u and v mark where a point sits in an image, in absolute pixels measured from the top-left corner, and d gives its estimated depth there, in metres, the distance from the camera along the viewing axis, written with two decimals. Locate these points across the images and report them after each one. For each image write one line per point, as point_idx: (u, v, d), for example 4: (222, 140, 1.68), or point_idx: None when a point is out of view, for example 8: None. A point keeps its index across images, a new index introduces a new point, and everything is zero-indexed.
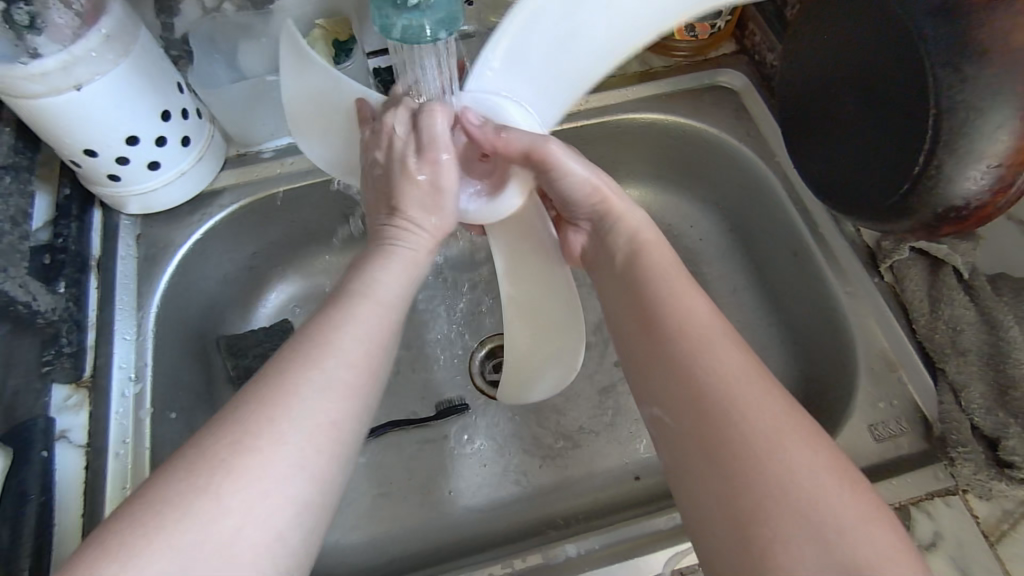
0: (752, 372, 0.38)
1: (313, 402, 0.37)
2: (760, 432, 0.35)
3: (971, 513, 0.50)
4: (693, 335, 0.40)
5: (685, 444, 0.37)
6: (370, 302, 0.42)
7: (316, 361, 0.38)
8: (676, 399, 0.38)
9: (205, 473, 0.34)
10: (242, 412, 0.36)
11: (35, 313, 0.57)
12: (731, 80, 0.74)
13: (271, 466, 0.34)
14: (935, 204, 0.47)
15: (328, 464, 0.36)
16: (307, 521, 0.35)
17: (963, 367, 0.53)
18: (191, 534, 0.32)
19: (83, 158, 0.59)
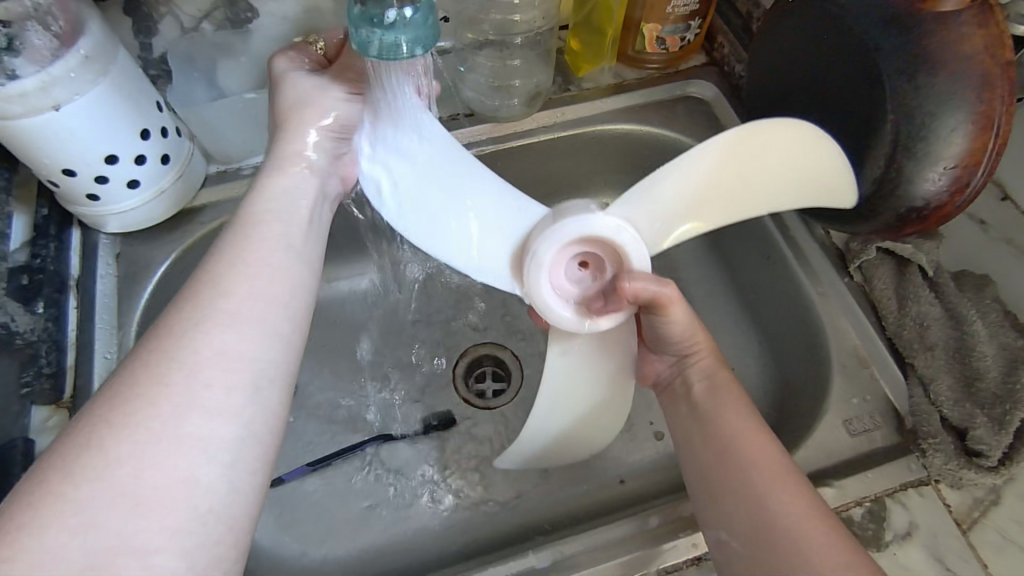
0: (821, 512, 0.42)
1: (223, 333, 0.40)
2: (824, 570, 0.39)
3: (944, 502, 0.52)
4: (763, 473, 0.44)
5: (752, 571, 0.42)
6: (265, 239, 0.46)
7: (215, 302, 0.41)
8: (747, 531, 0.43)
9: (117, 426, 0.35)
10: (144, 362, 0.38)
11: (14, 334, 0.57)
12: (701, 91, 0.76)
13: (185, 408, 0.37)
14: (898, 204, 0.49)
15: (246, 399, 0.39)
16: (232, 458, 0.37)
17: (931, 361, 0.56)
18: (109, 484, 0.33)
19: (62, 177, 0.59)
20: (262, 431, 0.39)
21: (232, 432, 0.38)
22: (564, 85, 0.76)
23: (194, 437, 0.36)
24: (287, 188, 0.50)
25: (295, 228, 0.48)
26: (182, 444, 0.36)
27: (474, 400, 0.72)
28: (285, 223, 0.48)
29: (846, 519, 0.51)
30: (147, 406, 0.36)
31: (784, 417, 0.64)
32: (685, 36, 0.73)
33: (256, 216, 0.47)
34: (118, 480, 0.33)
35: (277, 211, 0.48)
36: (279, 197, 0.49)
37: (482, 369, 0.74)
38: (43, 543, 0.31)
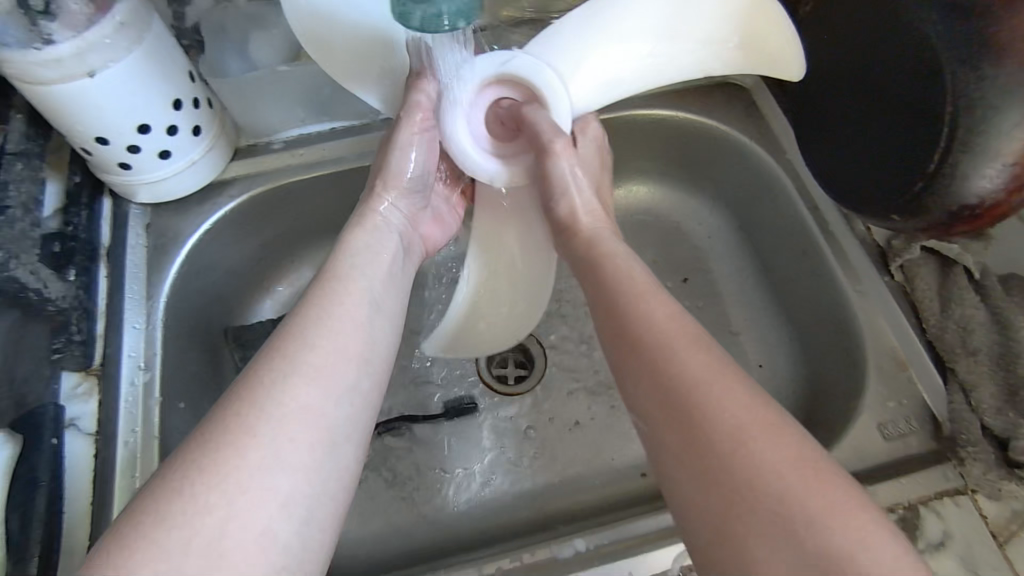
0: (719, 366, 0.36)
1: (307, 389, 0.40)
2: (728, 432, 0.33)
3: (979, 513, 0.50)
4: (660, 339, 0.38)
5: (666, 442, 0.35)
6: (352, 292, 0.46)
7: (346, 365, 0.42)
8: (646, 402, 0.37)
9: (218, 466, 0.36)
10: (266, 405, 0.39)
11: (46, 300, 0.56)
12: (742, 77, 0.74)
13: (276, 461, 0.37)
14: (950, 203, 0.46)
15: (337, 474, 0.39)
16: (312, 528, 0.37)
17: (973, 367, 0.53)
18: (202, 527, 0.34)
19: (95, 145, 0.59)
20: (332, 492, 0.39)
21: (307, 488, 0.38)
22: None
23: (270, 492, 0.36)
24: (370, 240, 0.51)
25: (374, 278, 0.48)
26: (258, 496, 0.36)
27: (496, 385, 0.71)
28: (369, 273, 0.48)
29: None
30: (226, 461, 0.36)
31: (814, 417, 0.62)
32: None
33: (348, 265, 0.48)
34: (211, 523, 0.34)
35: (352, 258, 0.49)
36: (360, 249, 0.50)
37: (505, 354, 0.73)
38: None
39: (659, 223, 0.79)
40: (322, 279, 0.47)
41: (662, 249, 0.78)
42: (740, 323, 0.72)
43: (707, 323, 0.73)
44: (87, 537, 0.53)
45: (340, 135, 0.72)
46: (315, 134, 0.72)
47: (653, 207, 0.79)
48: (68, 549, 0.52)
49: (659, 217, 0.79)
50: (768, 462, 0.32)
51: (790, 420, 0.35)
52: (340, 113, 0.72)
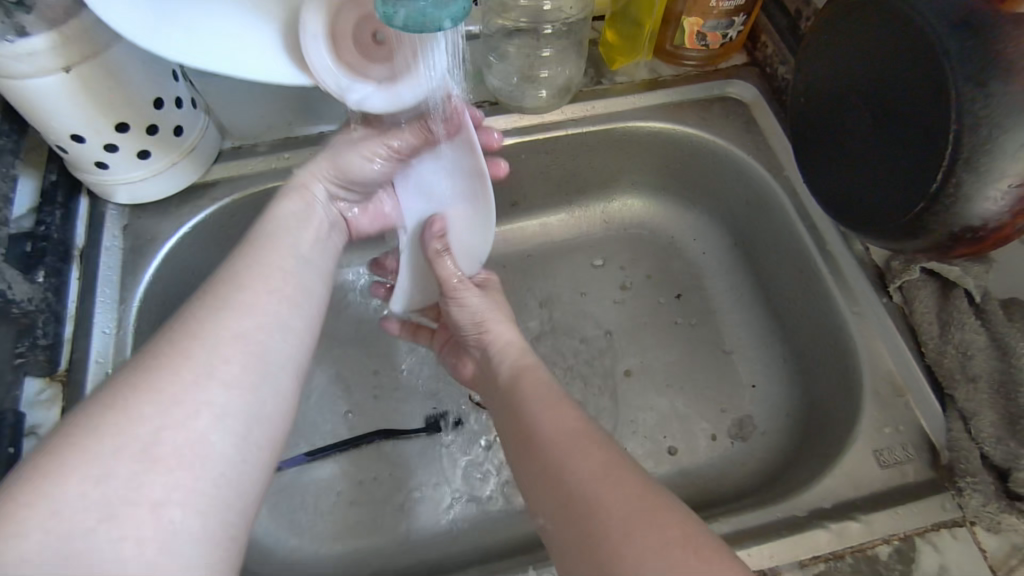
0: (609, 463, 0.40)
1: (241, 319, 0.42)
2: (613, 522, 0.36)
3: (978, 547, 0.48)
4: (560, 445, 0.42)
5: (569, 550, 0.37)
6: (281, 247, 0.48)
7: (272, 301, 0.44)
8: (549, 508, 0.40)
9: (143, 386, 0.37)
10: (194, 331, 0.40)
11: (10, 302, 0.54)
12: (739, 92, 0.73)
13: (209, 380, 0.38)
14: (952, 223, 0.45)
15: (265, 400, 0.40)
16: (243, 448, 0.38)
17: (972, 394, 0.51)
18: (129, 438, 0.34)
19: (70, 143, 0.57)
20: (268, 415, 0.40)
21: (243, 408, 0.39)
22: (596, 78, 0.73)
23: (205, 405, 0.37)
24: (298, 213, 0.53)
25: (305, 242, 0.51)
26: (193, 408, 0.37)
27: (481, 399, 0.69)
28: (297, 239, 0.51)
29: (871, 557, 0.48)
30: (159, 380, 0.37)
31: (808, 441, 0.60)
32: (728, 33, 0.69)
33: (279, 225, 0.51)
34: (141, 435, 0.35)
35: (282, 221, 0.51)
36: (289, 218, 0.52)
37: None
38: (53, 497, 0.32)
39: (652, 237, 0.78)
40: (254, 234, 0.49)
41: (655, 264, 0.76)
42: (734, 341, 0.70)
43: (700, 340, 0.71)
44: None
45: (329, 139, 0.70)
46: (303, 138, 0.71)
47: (646, 221, 0.78)
48: None
49: (652, 231, 0.78)
50: (650, 552, 0.34)
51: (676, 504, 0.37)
52: (330, 117, 0.70)
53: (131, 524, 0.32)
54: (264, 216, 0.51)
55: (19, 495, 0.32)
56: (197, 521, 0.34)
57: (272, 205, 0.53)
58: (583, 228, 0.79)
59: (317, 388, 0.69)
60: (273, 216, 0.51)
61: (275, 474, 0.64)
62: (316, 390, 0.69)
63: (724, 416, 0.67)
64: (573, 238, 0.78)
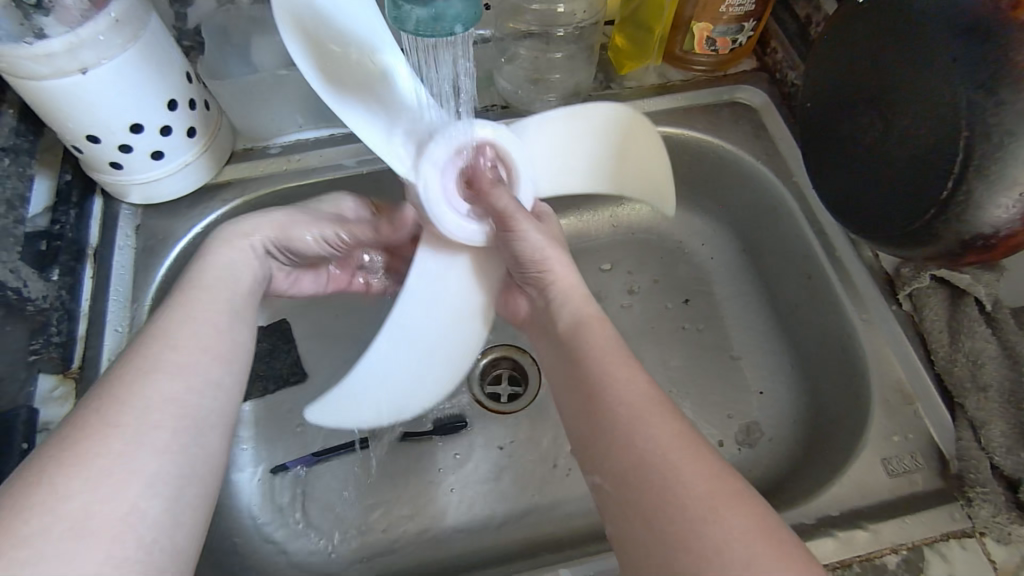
0: (686, 439, 0.38)
1: (179, 373, 0.40)
2: (693, 500, 0.35)
3: (987, 558, 0.48)
4: (630, 409, 0.40)
5: (631, 515, 0.37)
6: (212, 296, 0.46)
7: (186, 350, 0.42)
8: (615, 470, 0.39)
9: (55, 469, 0.34)
10: (111, 398, 0.38)
11: (26, 300, 0.55)
12: (749, 97, 0.72)
13: (135, 452, 0.36)
14: (963, 232, 0.45)
15: (195, 454, 0.38)
16: (178, 509, 0.36)
17: (983, 404, 0.51)
18: (44, 522, 0.32)
19: (86, 143, 0.58)
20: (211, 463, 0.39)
21: (176, 467, 0.37)
22: (605, 83, 0.73)
23: (141, 462, 0.36)
24: (236, 262, 0.50)
25: (241, 287, 0.49)
26: (129, 466, 0.35)
27: (487, 402, 0.69)
28: (228, 289, 0.47)
29: (879, 566, 0.48)
30: (94, 443, 0.35)
31: (816, 448, 0.60)
32: (738, 38, 0.69)
33: (217, 267, 0.49)
34: (71, 512, 0.33)
35: (223, 268, 0.49)
36: (223, 269, 0.49)
37: (498, 371, 0.72)
38: None
39: (660, 241, 0.78)
40: (186, 285, 0.46)
41: (663, 269, 0.76)
42: (741, 347, 0.70)
43: (708, 346, 0.71)
44: None
45: (338, 142, 0.71)
46: (312, 140, 0.71)
47: (654, 226, 0.78)
48: None
49: (660, 236, 0.78)
50: (733, 539, 0.33)
51: (754, 493, 0.36)
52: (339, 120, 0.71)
53: None
54: (204, 264, 0.49)
55: None
56: None
57: (205, 252, 0.50)
58: (592, 231, 0.78)
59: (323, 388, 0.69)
60: (219, 263, 0.49)
61: (282, 473, 0.65)
62: (322, 389, 0.69)
63: (730, 421, 0.66)
64: (580, 243, 0.78)
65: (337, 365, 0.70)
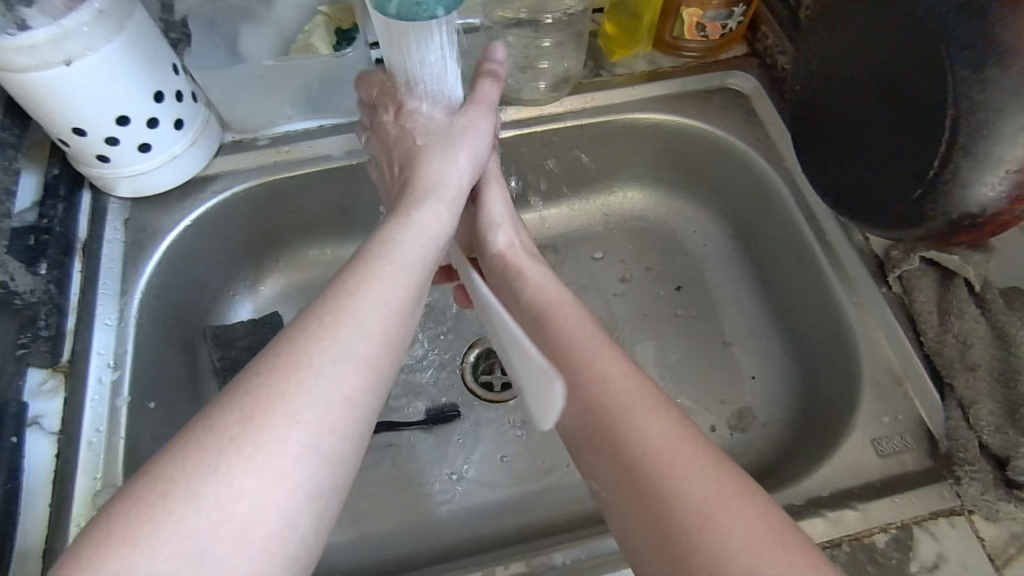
0: (678, 437, 0.37)
1: (347, 363, 0.36)
2: (689, 509, 0.34)
3: (976, 536, 0.48)
4: (618, 406, 0.38)
5: (630, 522, 0.36)
6: (393, 266, 0.42)
7: (332, 331, 0.37)
8: (608, 475, 0.38)
9: (211, 451, 0.32)
10: (252, 385, 0.35)
11: (13, 294, 0.56)
12: (739, 83, 0.72)
13: (286, 444, 0.33)
14: (950, 211, 0.45)
15: (342, 445, 0.35)
16: (321, 506, 0.34)
17: (972, 383, 0.51)
18: (196, 519, 0.31)
19: (73, 136, 0.57)
20: (351, 472, 0.36)
21: (327, 468, 0.34)
22: (595, 70, 0.73)
23: (288, 463, 0.33)
24: (418, 229, 0.46)
25: (432, 255, 0.45)
26: (270, 462, 0.33)
27: (480, 391, 0.70)
28: (407, 271, 0.42)
29: (869, 545, 0.48)
30: (243, 432, 0.33)
31: (807, 431, 0.60)
32: (727, 24, 0.69)
33: (415, 231, 0.46)
34: (205, 520, 0.31)
35: (421, 229, 0.46)
36: (410, 236, 0.45)
37: (492, 361, 0.72)
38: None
39: (652, 229, 0.78)
40: (357, 255, 0.42)
41: (656, 257, 0.76)
42: (734, 333, 0.70)
43: (701, 333, 0.71)
44: (43, 541, 0.50)
45: (327, 133, 0.70)
46: (301, 131, 0.70)
47: (647, 214, 0.78)
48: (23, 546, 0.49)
49: (653, 224, 0.78)
50: (730, 535, 0.33)
51: (753, 488, 0.36)
52: (329, 109, 0.70)
53: None
54: (394, 225, 0.46)
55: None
56: None
57: (405, 210, 0.48)
58: (584, 220, 0.78)
59: None
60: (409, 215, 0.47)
61: None
62: None
63: (724, 407, 0.66)
64: (573, 232, 0.78)
65: None
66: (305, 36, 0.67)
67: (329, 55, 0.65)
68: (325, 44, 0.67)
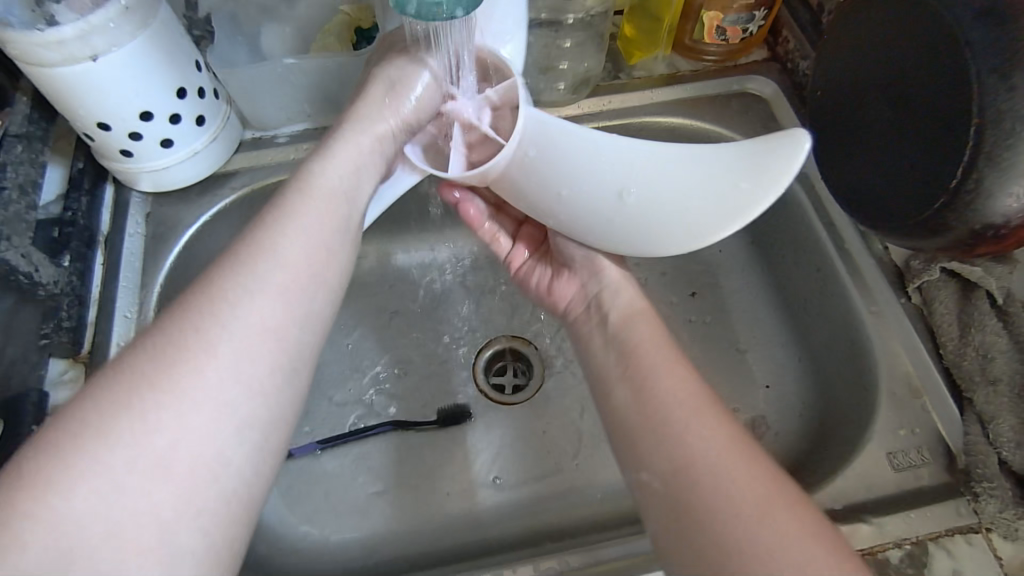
0: (734, 444, 0.42)
1: (267, 302, 0.42)
2: (751, 509, 0.39)
3: (994, 554, 0.47)
4: (683, 411, 0.44)
5: (682, 515, 0.40)
6: (308, 207, 0.46)
7: (249, 269, 0.42)
8: (666, 468, 0.42)
9: (139, 385, 0.38)
10: (189, 317, 0.40)
11: (37, 285, 0.56)
12: (759, 88, 0.72)
13: (204, 375, 0.39)
14: (972, 220, 0.44)
15: (267, 374, 0.41)
16: (246, 436, 0.39)
17: (991, 398, 0.50)
18: (128, 443, 0.36)
19: (97, 130, 0.59)
20: (285, 398, 0.42)
21: (256, 393, 0.40)
22: (614, 72, 0.73)
23: (210, 389, 0.39)
24: (312, 212, 0.46)
25: (340, 228, 0.47)
26: (194, 392, 0.38)
27: (491, 393, 0.70)
28: (307, 244, 0.45)
29: (881, 560, 0.47)
30: (132, 392, 0.37)
31: (821, 442, 0.59)
32: (749, 28, 0.68)
33: (287, 216, 0.45)
34: (157, 445, 0.37)
35: (293, 213, 0.46)
36: (291, 216, 0.45)
37: (504, 362, 0.72)
38: (61, 500, 0.35)
39: None
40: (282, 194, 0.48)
41: (671, 261, 0.76)
42: (748, 340, 0.70)
43: (714, 339, 0.70)
44: None
45: None
46: (320, 129, 0.71)
47: None
48: None
49: None
50: (781, 537, 0.38)
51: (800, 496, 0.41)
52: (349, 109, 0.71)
53: (133, 540, 0.35)
54: (275, 210, 0.46)
55: (34, 488, 0.35)
56: (201, 531, 0.37)
57: (279, 199, 0.47)
58: None
59: (329, 376, 0.70)
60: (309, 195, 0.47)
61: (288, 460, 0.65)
62: (327, 377, 0.70)
63: (736, 415, 0.66)
64: None
65: (342, 354, 0.71)
66: (324, 35, 0.68)
67: (348, 55, 0.65)
68: (342, 43, 0.67)
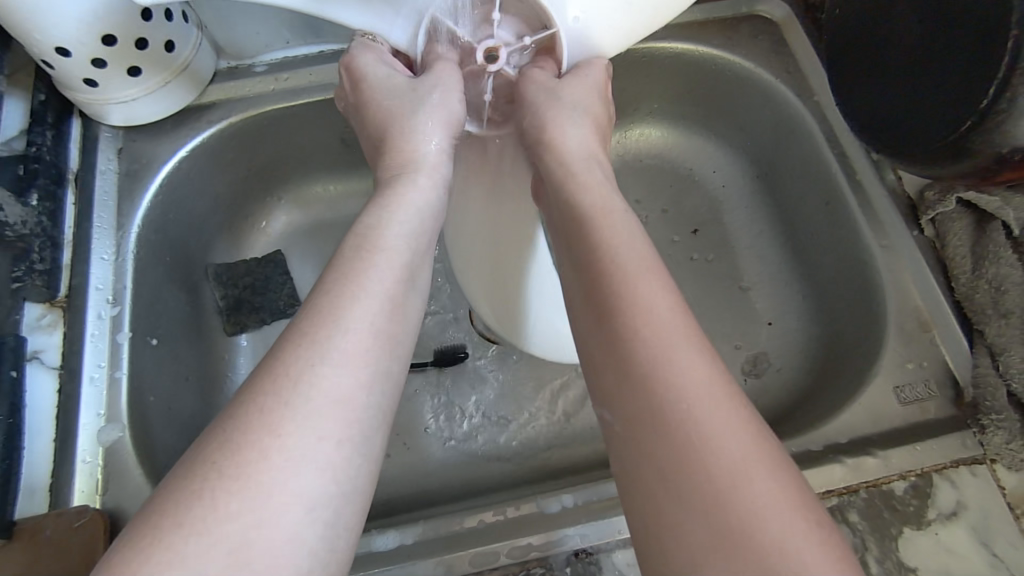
0: (716, 384, 0.30)
1: (342, 374, 0.32)
2: (719, 459, 0.28)
3: (997, 484, 0.47)
4: (652, 340, 0.32)
5: (648, 457, 0.29)
6: (387, 259, 0.37)
7: (316, 337, 0.32)
8: (627, 406, 0.31)
9: (203, 473, 0.28)
10: (247, 396, 0.30)
11: (3, 225, 0.53)
12: (770, 10, 0.67)
13: (270, 460, 0.28)
14: (1002, 143, 0.41)
15: (337, 449, 0.30)
16: (322, 514, 0.29)
17: (1004, 331, 0.49)
18: (192, 542, 0.26)
19: (56, 57, 0.54)
20: (358, 487, 0.31)
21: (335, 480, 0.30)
22: None
23: (278, 474, 0.28)
24: (419, 202, 0.42)
25: (429, 222, 0.41)
26: (258, 480, 0.28)
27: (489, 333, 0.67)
28: (406, 231, 0.39)
29: (886, 492, 0.47)
30: (280, 403, 0.30)
31: (825, 378, 0.58)
32: None
33: (399, 209, 0.40)
34: (228, 536, 0.27)
35: (402, 203, 0.41)
36: (407, 210, 0.40)
37: None
38: None
39: (668, 169, 0.74)
40: (351, 239, 0.38)
41: (672, 198, 0.73)
42: (751, 278, 0.68)
43: (716, 276, 0.69)
44: (50, 476, 0.50)
45: (329, 59, 0.66)
46: (301, 58, 0.66)
47: (662, 152, 0.74)
48: (31, 476, 0.49)
49: (668, 162, 0.74)
50: (760, 500, 0.27)
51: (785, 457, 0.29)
52: (330, 33, 0.65)
53: None
54: (376, 205, 0.41)
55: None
56: None
57: (387, 192, 0.42)
58: None
59: None
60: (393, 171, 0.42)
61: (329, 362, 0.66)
62: None
63: (737, 352, 0.65)
64: None
65: None
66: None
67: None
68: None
